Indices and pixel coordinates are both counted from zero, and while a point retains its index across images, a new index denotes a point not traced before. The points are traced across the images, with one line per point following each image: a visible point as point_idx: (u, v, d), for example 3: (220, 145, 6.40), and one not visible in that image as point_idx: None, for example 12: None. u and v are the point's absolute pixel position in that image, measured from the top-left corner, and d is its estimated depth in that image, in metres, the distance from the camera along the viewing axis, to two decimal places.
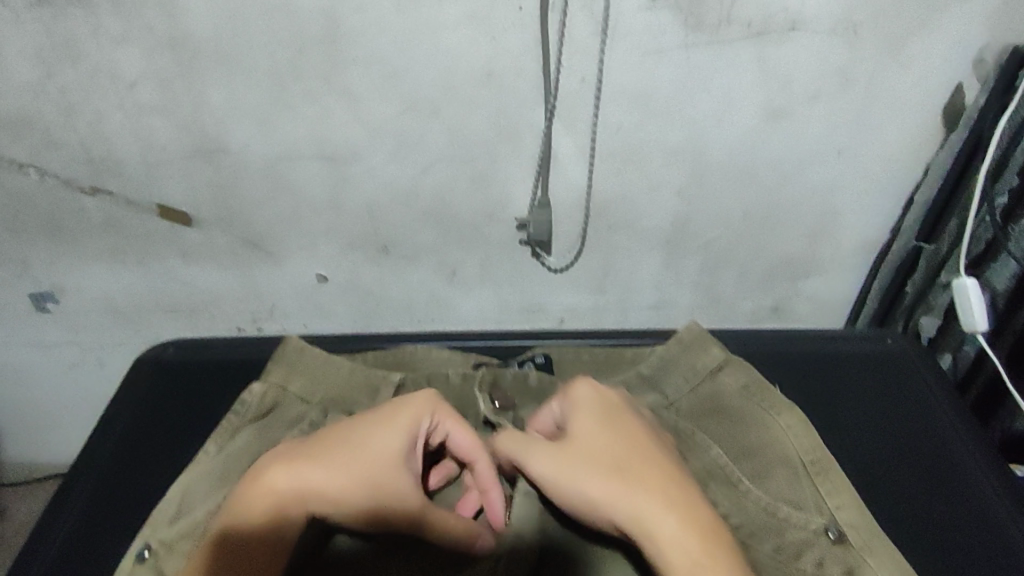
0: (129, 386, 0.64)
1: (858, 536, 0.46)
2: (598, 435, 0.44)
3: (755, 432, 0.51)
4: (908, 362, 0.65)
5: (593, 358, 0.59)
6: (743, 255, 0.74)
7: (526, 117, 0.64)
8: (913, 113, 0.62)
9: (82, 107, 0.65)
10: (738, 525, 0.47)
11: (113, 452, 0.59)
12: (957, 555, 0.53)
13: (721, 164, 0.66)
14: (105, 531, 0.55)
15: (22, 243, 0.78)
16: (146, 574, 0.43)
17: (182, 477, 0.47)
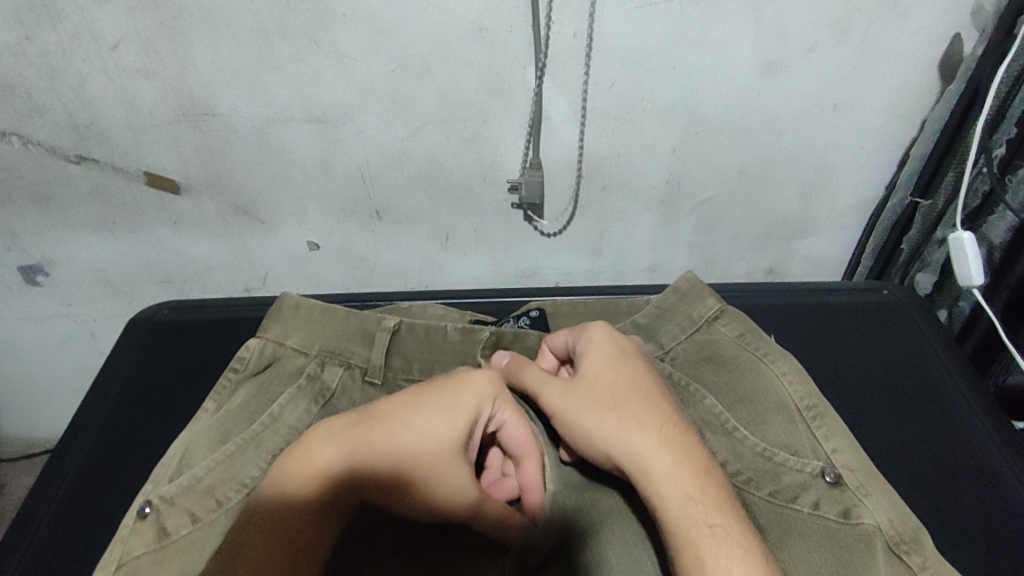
0: (123, 347, 0.64)
1: (856, 478, 0.47)
2: (599, 380, 0.46)
3: (751, 378, 0.52)
4: (905, 313, 0.65)
5: (590, 311, 0.58)
6: (737, 215, 0.74)
7: (518, 76, 0.63)
8: (910, 67, 0.61)
9: (63, 71, 0.64)
10: (735, 472, 0.48)
11: (110, 412, 0.60)
12: (950, 496, 0.54)
13: (715, 121, 0.66)
14: (105, 488, 0.56)
15: (9, 214, 0.77)
16: (149, 531, 0.42)
17: (181, 436, 0.46)
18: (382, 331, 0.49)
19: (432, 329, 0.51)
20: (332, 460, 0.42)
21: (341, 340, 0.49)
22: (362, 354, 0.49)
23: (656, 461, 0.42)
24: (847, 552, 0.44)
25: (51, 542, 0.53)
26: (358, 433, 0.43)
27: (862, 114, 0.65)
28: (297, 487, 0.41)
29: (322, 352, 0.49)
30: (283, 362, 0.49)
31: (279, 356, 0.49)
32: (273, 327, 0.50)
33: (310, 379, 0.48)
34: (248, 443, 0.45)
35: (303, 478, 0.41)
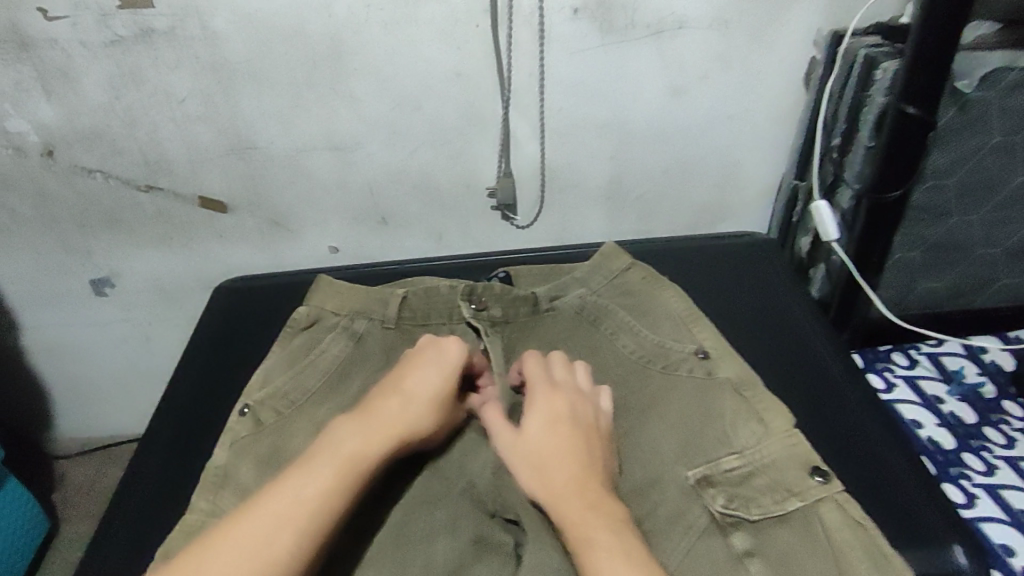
0: (213, 310, 0.82)
1: (717, 353, 0.63)
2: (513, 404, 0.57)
3: (653, 301, 0.68)
4: (767, 253, 0.82)
5: (545, 273, 0.74)
6: (669, 205, 0.93)
7: (489, 106, 0.83)
8: (782, 84, 0.82)
9: (142, 120, 0.84)
10: (637, 354, 0.65)
11: (204, 358, 0.77)
12: (799, 381, 0.69)
13: (643, 133, 0.86)
14: (207, 407, 0.72)
15: (88, 235, 0.96)
16: (249, 421, 0.61)
17: (260, 369, 0.64)
18: (394, 296, 0.68)
19: (421, 291, 0.68)
20: (366, 436, 0.52)
21: (364, 301, 0.67)
22: (381, 309, 0.67)
23: (549, 463, 0.52)
24: (706, 395, 0.60)
25: (174, 445, 0.69)
26: (410, 405, 0.55)
27: (753, 120, 0.85)
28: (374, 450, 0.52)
29: (351, 310, 0.67)
30: (325, 320, 0.67)
31: (319, 316, 0.66)
32: (315, 296, 0.68)
33: (344, 328, 0.66)
34: (308, 367, 0.64)
35: (344, 454, 0.51)
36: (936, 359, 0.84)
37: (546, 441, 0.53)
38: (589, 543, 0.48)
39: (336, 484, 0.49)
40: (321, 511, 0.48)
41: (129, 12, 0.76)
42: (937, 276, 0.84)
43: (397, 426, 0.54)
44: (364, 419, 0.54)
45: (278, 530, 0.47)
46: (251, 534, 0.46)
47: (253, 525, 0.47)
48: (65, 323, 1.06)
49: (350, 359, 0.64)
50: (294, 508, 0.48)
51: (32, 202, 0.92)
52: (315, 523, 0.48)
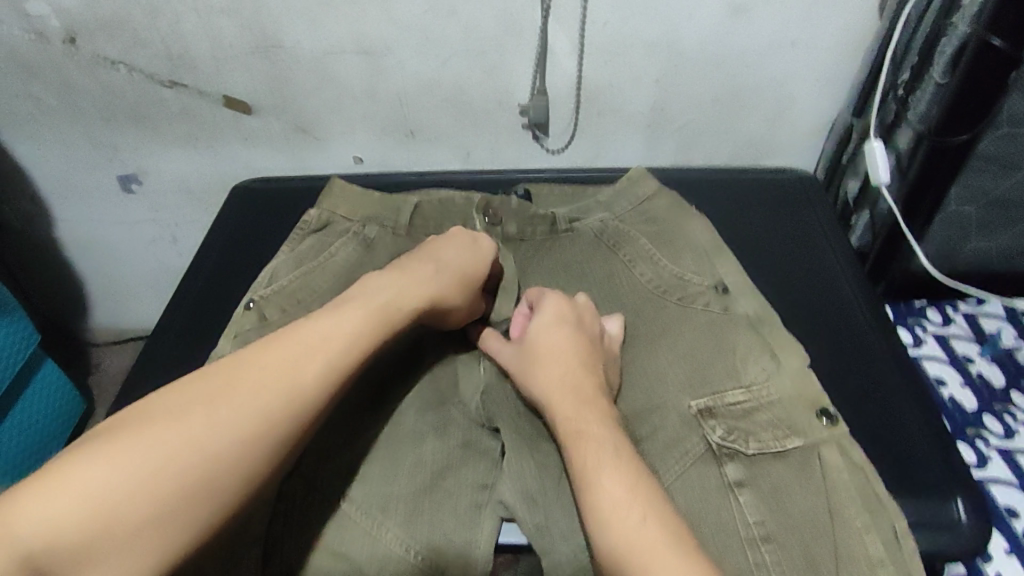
0: (228, 211, 0.80)
1: (737, 289, 0.60)
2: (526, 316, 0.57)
3: (678, 230, 0.64)
4: (808, 191, 0.77)
5: (567, 195, 0.70)
6: (712, 136, 0.87)
7: (527, 15, 0.77)
8: (853, 8, 0.74)
9: (163, 10, 0.80)
10: (654, 284, 0.61)
11: (218, 258, 0.75)
12: (825, 325, 0.65)
13: (692, 54, 0.79)
14: (217, 305, 0.71)
15: (114, 130, 0.95)
16: (252, 316, 0.58)
17: (269, 264, 0.61)
18: (408, 202, 0.65)
19: (437, 199, 0.65)
20: (399, 291, 0.51)
21: (377, 207, 0.64)
22: (393, 216, 0.64)
23: (553, 357, 0.51)
24: (720, 330, 0.57)
25: (183, 338, 0.69)
26: (443, 276, 0.55)
27: (815, 46, 0.77)
28: (405, 305, 0.51)
29: (363, 216, 0.64)
30: (336, 223, 0.64)
31: (331, 219, 0.64)
32: (327, 199, 0.65)
33: (355, 233, 0.63)
34: (317, 268, 0.61)
35: (376, 304, 0.50)
36: (972, 318, 0.80)
37: (556, 339, 0.52)
38: (580, 431, 0.46)
39: (368, 330, 0.48)
40: (351, 351, 0.46)
41: None
42: (991, 235, 0.78)
43: (429, 291, 0.53)
44: (397, 277, 0.53)
45: (311, 361, 0.45)
46: (279, 363, 0.44)
47: (282, 355, 0.44)
48: (93, 218, 1.07)
49: (360, 265, 0.62)
50: (324, 345, 0.46)
51: (58, 91, 0.90)
52: (344, 364, 0.46)
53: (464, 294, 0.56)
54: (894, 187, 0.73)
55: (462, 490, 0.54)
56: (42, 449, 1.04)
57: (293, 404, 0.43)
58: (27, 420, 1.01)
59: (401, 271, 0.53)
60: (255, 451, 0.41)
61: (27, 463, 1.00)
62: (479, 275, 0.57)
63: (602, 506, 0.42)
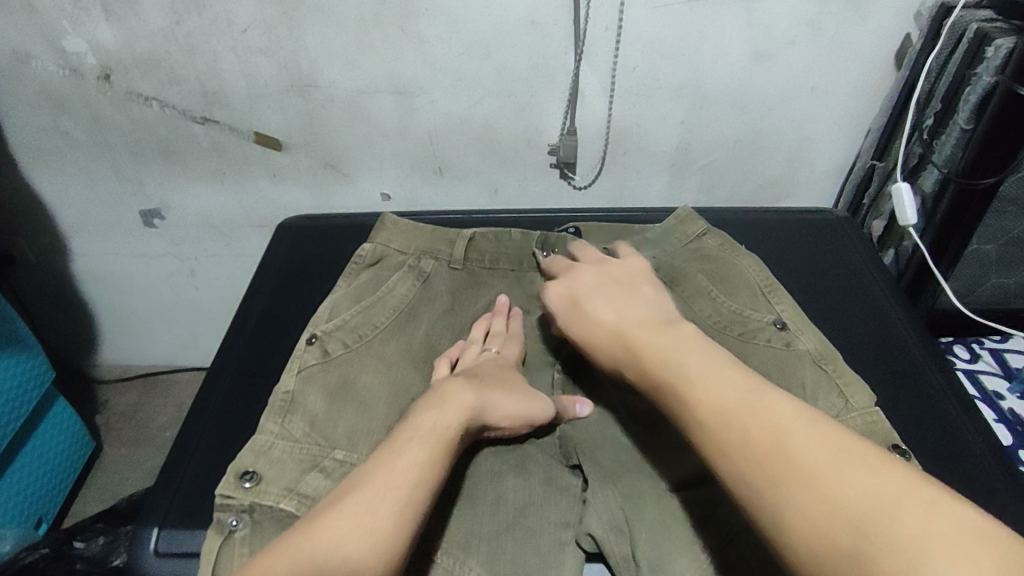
0: (272, 250, 0.81)
1: (795, 325, 0.62)
2: (630, 319, 0.53)
3: (732, 268, 0.67)
4: (844, 228, 0.80)
5: (615, 230, 0.71)
6: (736, 176, 0.90)
7: (560, 60, 0.80)
8: (874, 55, 0.77)
9: (202, 49, 0.82)
10: (713, 319, 0.62)
11: (258, 295, 0.76)
12: (880, 362, 0.67)
13: (718, 98, 0.82)
14: (260, 341, 0.71)
15: (140, 165, 0.95)
16: (316, 351, 0.60)
17: (328, 298, 0.64)
18: (461, 236, 0.68)
19: (494, 237, 0.68)
20: (441, 413, 0.50)
21: (430, 241, 0.68)
22: (447, 249, 0.68)
23: (692, 367, 0.46)
24: (785, 365, 0.59)
25: (228, 373, 0.69)
26: (479, 385, 0.54)
27: (838, 92, 0.81)
28: (445, 421, 0.49)
29: (418, 249, 0.67)
30: (390, 258, 0.67)
31: (386, 251, 0.67)
32: (383, 232, 0.68)
33: (411, 266, 0.66)
34: (375, 303, 0.63)
35: (424, 429, 0.48)
36: (998, 355, 0.83)
37: (692, 352, 0.48)
38: (783, 445, 0.39)
39: (463, 410, 0.51)
40: (420, 480, 0.45)
41: None
42: (1011, 273, 0.80)
43: (465, 400, 0.51)
44: (429, 401, 0.51)
45: (418, 451, 0.47)
46: (389, 460, 0.46)
47: (390, 455, 0.47)
48: (110, 251, 1.06)
49: (419, 298, 0.65)
50: (394, 476, 0.45)
51: (87, 127, 0.91)
52: (448, 439, 0.48)
53: (516, 397, 0.55)
54: (920, 227, 0.77)
55: (545, 528, 0.54)
56: (47, 491, 1.01)
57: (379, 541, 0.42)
58: (36, 459, 0.98)
59: (432, 393, 0.52)
60: (402, 535, 0.43)
61: (34, 503, 0.98)
62: (516, 384, 0.57)
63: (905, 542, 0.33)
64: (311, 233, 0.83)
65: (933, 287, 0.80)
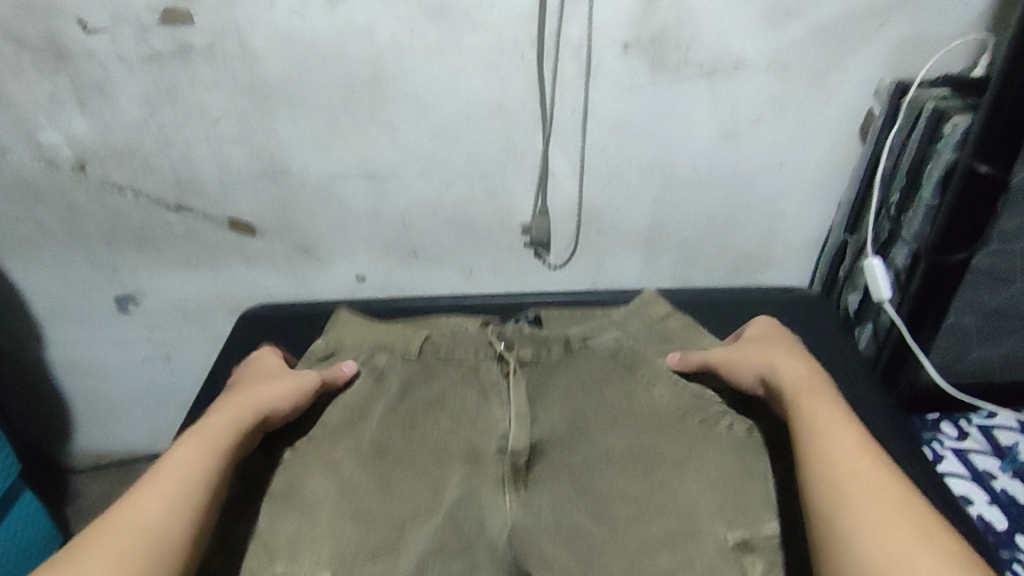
0: (239, 340, 0.79)
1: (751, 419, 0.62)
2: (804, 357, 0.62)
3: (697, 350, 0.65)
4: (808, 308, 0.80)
5: (577, 316, 0.70)
6: (711, 251, 0.89)
7: (529, 142, 0.81)
8: (837, 130, 0.78)
9: (175, 139, 0.84)
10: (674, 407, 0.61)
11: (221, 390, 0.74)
12: None
13: (687, 176, 0.83)
14: None
15: (114, 252, 0.95)
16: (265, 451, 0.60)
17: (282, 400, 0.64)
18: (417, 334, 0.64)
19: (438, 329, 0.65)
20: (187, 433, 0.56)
21: (387, 336, 0.64)
22: (401, 343, 0.63)
23: (838, 426, 0.54)
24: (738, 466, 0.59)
25: None
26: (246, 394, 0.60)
27: (804, 165, 0.81)
28: (219, 426, 0.56)
29: (373, 344, 0.64)
30: (342, 352, 0.65)
31: (338, 347, 0.65)
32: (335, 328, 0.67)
33: (363, 363, 0.63)
34: (327, 402, 0.62)
35: (206, 433, 0.55)
36: (988, 432, 0.79)
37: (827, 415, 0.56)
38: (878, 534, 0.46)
39: (236, 442, 0.56)
40: (189, 478, 0.52)
41: (169, 29, 0.76)
42: (993, 344, 0.78)
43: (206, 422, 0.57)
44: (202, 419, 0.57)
45: (193, 455, 0.53)
46: (167, 467, 0.52)
47: (168, 462, 0.53)
48: (84, 338, 1.05)
49: (367, 394, 0.62)
50: (172, 477, 0.52)
51: (63, 217, 0.91)
52: (212, 469, 0.53)
53: (275, 381, 0.60)
54: (897, 302, 0.75)
55: None
56: None
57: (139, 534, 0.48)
58: None
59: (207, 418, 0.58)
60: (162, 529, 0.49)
61: None
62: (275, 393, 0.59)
63: None
64: (276, 322, 0.82)
65: (913, 362, 0.78)
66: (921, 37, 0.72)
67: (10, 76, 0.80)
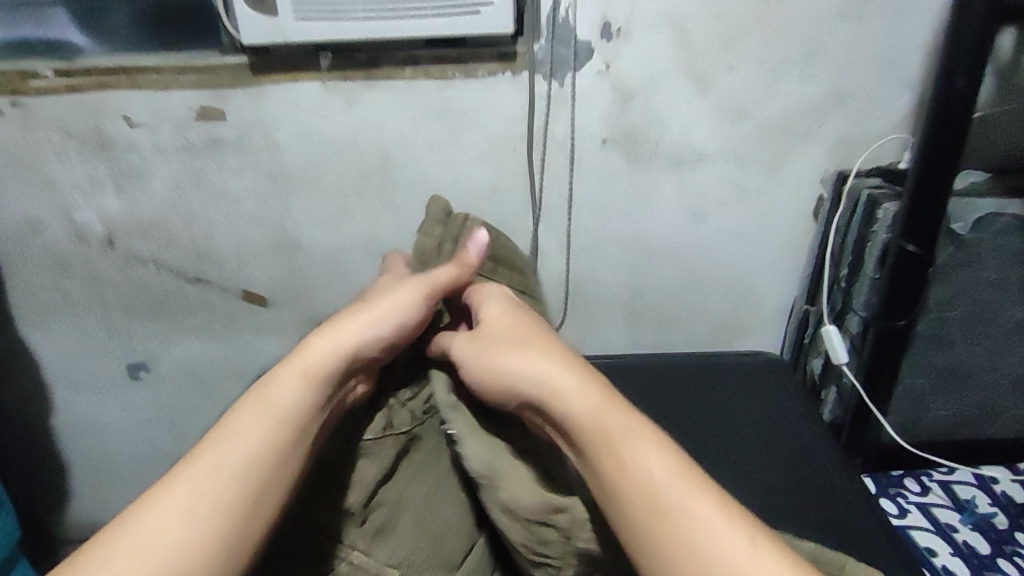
0: None
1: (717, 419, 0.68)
2: (545, 334, 0.55)
3: None
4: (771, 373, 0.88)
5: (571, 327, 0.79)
6: (687, 320, 0.98)
7: (520, 222, 0.90)
8: (791, 212, 0.89)
9: (200, 217, 0.92)
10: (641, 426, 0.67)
11: None
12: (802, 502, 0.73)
13: (661, 252, 0.92)
14: None
15: (131, 321, 1.01)
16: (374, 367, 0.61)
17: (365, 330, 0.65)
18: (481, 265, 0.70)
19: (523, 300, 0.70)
20: (261, 395, 0.51)
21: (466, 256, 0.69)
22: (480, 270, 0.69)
23: (627, 471, 0.46)
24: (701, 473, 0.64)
25: None
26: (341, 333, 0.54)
27: (765, 243, 0.91)
28: (283, 397, 0.51)
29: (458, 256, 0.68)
30: None
31: None
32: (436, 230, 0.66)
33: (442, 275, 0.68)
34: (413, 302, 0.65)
35: (275, 407, 0.51)
36: (947, 486, 0.85)
37: (641, 458, 0.46)
38: None
39: (314, 409, 0.52)
40: (249, 465, 0.48)
41: (202, 122, 0.86)
42: (947, 403, 0.85)
43: (271, 388, 0.52)
44: (286, 369, 0.53)
45: (258, 434, 0.49)
46: (219, 452, 0.48)
47: (218, 444, 0.49)
48: (93, 404, 1.09)
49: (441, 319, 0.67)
50: (222, 465, 0.48)
51: (86, 287, 0.98)
52: (292, 440, 0.50)
53: (371, 323, 0.55)
54: (854, 367, 0.83)
55: None
56: None
57: (215, 526, 0.46)
58: None
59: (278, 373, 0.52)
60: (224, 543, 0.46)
61: None
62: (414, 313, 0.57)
63: None
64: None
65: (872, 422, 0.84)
66: (854, 136, 0.85)
67: (55, 162, 0.89)
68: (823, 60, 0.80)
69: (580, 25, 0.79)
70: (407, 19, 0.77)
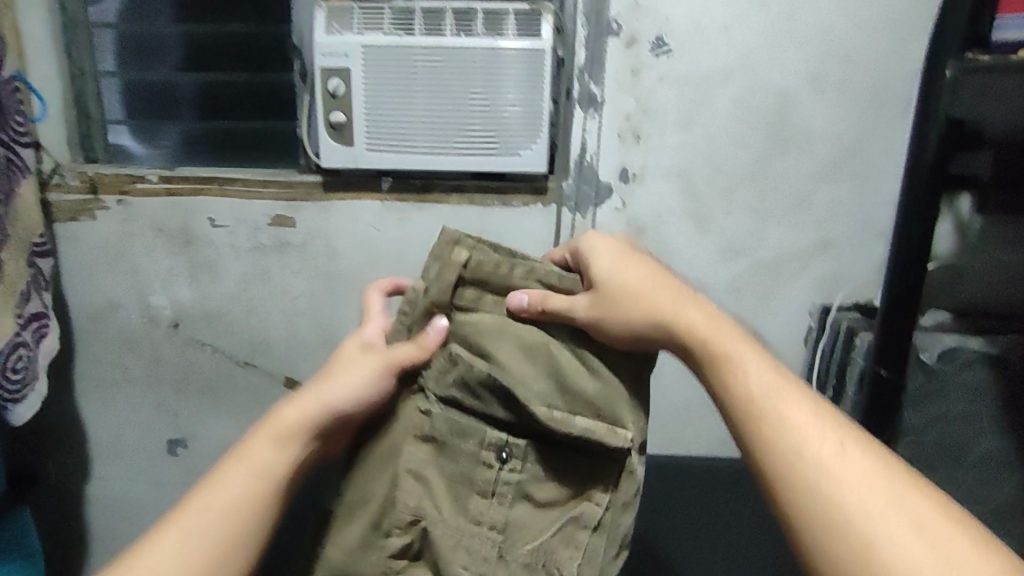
0: None
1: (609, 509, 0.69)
2: (702, 302, 0.65)
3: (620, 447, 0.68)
4: None
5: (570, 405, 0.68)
6: (688, 433, 1.06)
7: None
8: (783, 340, 1.00)
9: (258, 308, 1.05)
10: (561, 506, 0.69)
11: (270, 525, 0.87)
12: None
13: (667, 369, 1.02)
14: None
15: (180, 398, 1.11)
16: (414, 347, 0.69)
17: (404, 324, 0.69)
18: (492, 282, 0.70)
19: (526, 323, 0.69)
20: (245, 451, 0.66)
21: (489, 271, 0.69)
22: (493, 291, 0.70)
23: (743, 354, 0.59)
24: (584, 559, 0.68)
25: None
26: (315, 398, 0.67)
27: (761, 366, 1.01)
28: (261, 453, 0.65)
29: (480, 267, 0.69)
30: None
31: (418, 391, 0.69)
32: (432, 270, 0.69)
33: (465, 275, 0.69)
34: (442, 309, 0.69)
35: (253, 462, 0.65)
36: None
37: (746, 353, 0.59)
38: (799, 450, 0.52)
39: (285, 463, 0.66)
40: (242, 511, 0.64)
41: (275, 228, 1.01)
42: None
43: (252, 448, 0.66)
44: (266, 431, 0.66)
45: (242, 486, 0.64)
46: (218, 498, 0.64)
47: (217, 491, 0.64)
48: (128, 476, 1.16)
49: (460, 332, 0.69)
50: (222, 513, 0.63)
51: (146, 364, 1.09)
52: (270, 488, 0.65)
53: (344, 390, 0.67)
54: None
55: None
56: None
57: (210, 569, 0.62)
58: None
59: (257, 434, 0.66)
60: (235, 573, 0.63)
61: None
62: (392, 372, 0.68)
63: (896, 555, 0.46)
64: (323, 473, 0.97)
65: None
66: (835, 277, 0.97)
67: (143, 252, 1.03)
68: (807, 212, 0.95)
69: (603, 169, 0.95)
70: (458, 156, 0.93)
